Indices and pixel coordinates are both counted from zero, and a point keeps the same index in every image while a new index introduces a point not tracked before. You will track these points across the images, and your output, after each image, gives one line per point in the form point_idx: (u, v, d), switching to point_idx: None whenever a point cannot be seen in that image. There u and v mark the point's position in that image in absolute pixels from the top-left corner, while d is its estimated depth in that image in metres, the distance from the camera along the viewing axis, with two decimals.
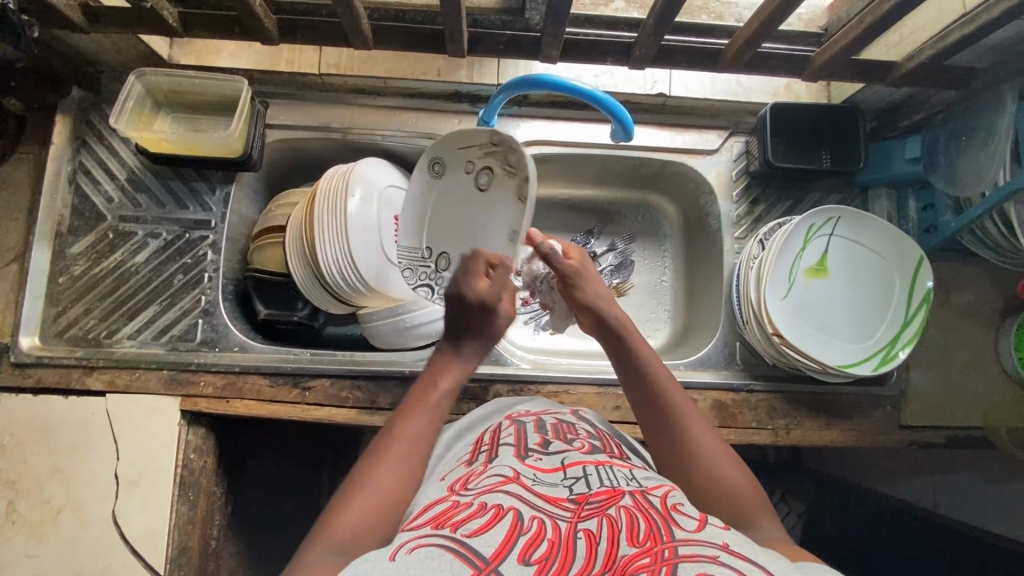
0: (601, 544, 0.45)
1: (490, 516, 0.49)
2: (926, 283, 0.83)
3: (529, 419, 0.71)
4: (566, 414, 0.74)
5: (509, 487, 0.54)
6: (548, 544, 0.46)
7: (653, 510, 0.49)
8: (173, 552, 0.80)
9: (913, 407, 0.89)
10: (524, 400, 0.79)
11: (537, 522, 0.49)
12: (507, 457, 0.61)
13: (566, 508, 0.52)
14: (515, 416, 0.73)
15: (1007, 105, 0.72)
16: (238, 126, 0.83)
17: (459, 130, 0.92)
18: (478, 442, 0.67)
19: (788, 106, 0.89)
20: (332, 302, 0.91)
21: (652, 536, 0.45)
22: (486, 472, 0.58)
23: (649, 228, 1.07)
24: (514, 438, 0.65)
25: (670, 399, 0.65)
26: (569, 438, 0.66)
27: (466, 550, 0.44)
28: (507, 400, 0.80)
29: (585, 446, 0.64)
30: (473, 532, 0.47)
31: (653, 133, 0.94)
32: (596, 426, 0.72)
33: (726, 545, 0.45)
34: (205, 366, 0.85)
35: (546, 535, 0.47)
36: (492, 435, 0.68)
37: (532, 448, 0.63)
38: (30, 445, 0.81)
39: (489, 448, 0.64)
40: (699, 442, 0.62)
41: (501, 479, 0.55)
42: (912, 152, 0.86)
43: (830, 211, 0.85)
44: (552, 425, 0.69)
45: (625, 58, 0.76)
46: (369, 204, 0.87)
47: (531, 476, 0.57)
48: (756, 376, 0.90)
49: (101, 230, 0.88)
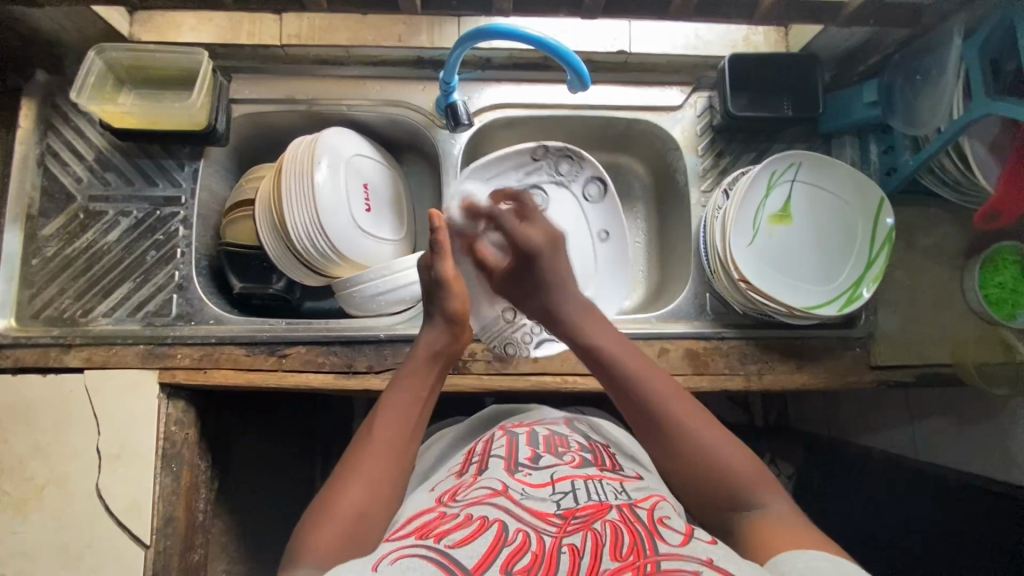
0: (584, 558, 0.48)
1: (475, 527, 0.52)
2: (888, 221, 0.85)
3: (521, 430, 0.75)
4: (560, 425, 0.78)
5: (497, 499, 0.56)
6: (531, 556, 0.48)
7: (639, 523, 0.53)
8: (159, 522, 0.81)
9: (883, 347, 0.90)
10: (523, 411, 0.85)
11: (521, 534, 0.51)
12: (498, 471, 0.64)
13: (553, 523, 0.53)
14: (508, 427, 0.77)
15: (954, 40, 0.73)
16: (200, 97, 0.84)
17: (425, 96, 0.93)
18: (471, 453, 0.73)
19: (746, 57, 0.90)
20: (306, 273, 0.91)
21: (635, 550, 0.48)
22: (475, 484, 0.61)
23: (622, 191, 1.08)
24: (505, 451, 0.69)
25: (641, 373, 0.66)
26: (560, 451, 0.69)
27: (448, 561, 0.47)
28: (502, 409, 0.86)
29: (575, 460, 0.67)
30: (457, 543, 0.50)
31: (617, 91, 0.96)
32: (589, 439, 0.75)
33: (710, 561, 0.48)
34: (180, 338, 0.86)
35: (529, 547, 0.49)
36: (484, 446, 0.72)
37: (522, 463, 0.66)
38: (11, 423, 0.81)
39: (480, 460, 0.69)
40: (682, 415, 0.62)
41: (488, 492, 0.58)
42: (869, 97, 0.87)
43: (791, 156, 0.86)
44: (543, 438, 0.73)
45: (577, 9, 0.77)
46: (337, 173, 0.88)
47: (519, 489, 0.59)
48: (727, 325, 0.91)
49: (71, 211, 0.89)
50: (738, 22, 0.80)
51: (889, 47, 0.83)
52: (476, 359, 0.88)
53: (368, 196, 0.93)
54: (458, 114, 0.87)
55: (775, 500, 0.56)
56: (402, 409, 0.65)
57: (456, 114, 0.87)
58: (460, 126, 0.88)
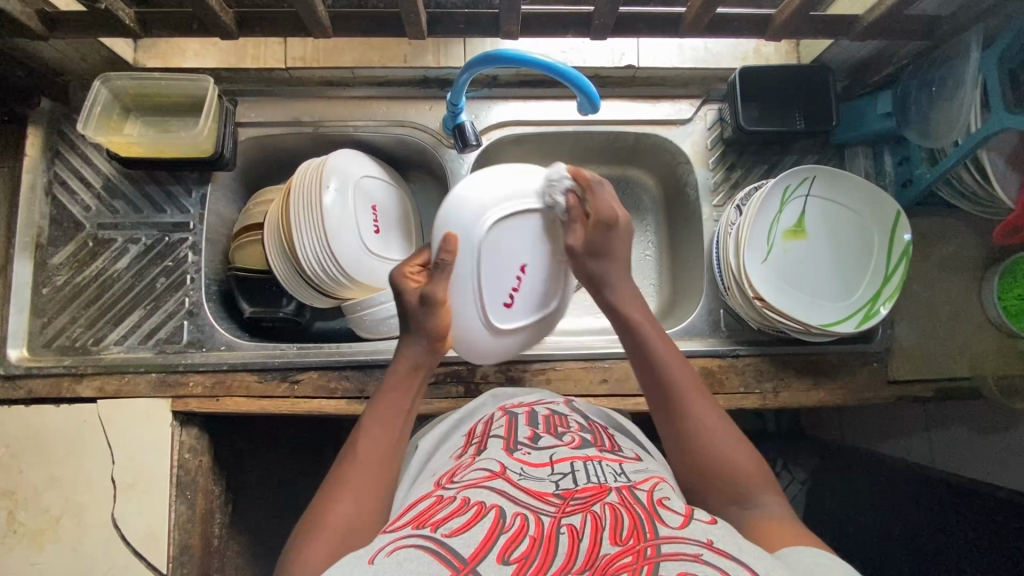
0: (584, 541, 0.43)
1: (472, 514, 0.47)
2: (905, 237, 0.83)
3: (521, 410, 0.68)
4: (560, 404, 0.70)
5: (494, 482, 0.51)
6: (529, 541, 0.44)
7: (638, 505, 0.48)
8: (175, 551, 0.81)
9: (899, 362, 0.89)
10: (525, 392, 0.77)
11: (520, 518, 0.46)
12: (496, 451, 0.58)
13: (552, 502, 0.49)
14: (507, 407, 0.70)
15: (973, 53, 0.71)
16: (207, 125, 0.83)
17: (432, 115, 0.93)
18: (470, 434, 0.66)
19: (757, 69, 0.88)
20: (317, 297, 0.90)
21: (635, 533, 0.44)
22: (472, 466, 0.56)
23: (631, 204, 1.07)
24: (504, 431, 0.62)
25: (672, 371, 0.63)
26: (560, 432, 0.62)
27: (446, 550, 0.43)
28: (507, 391, 0.78)
29: (576, 440, 0.60)
30: (453, 532, 0.45)
31: (626, 107, 0.95)
32: (589, 419, 0.68)
33: (709, 542, 0.44)
34: (193, 366, 0.86)
35: (527, 532, 0.44)
36: (484, 427, 0.66)
37: (521, 442, 0.60)
38: (24, 455, 0.81)
39: (479, 441, 0.62)
40: (703, 418, 0.59)
41: (485, 474, 0.53)
42: (884, 108, 0.85)
43: (805, 171, 0.85)
44: (543, 417, 0.65)
45: (586, 30, 0.78)
46: (345, 196, 0.86)
47: (517, 471, 0.54)
48: (741, 341, 0.90)
49: (80, 239, 0.89)
50: (750, 38, 0.81)
51: (904, 58, 0.82)
52: (489, 381, 0.87)
53: (376, 218, 0.91)
54: (465, 134, 0.85)
55: (775, 498, 0.54)
56: (383, 421, 0.62)
57: (463, 134, 0.85)
58: (469, 146, 0.86)
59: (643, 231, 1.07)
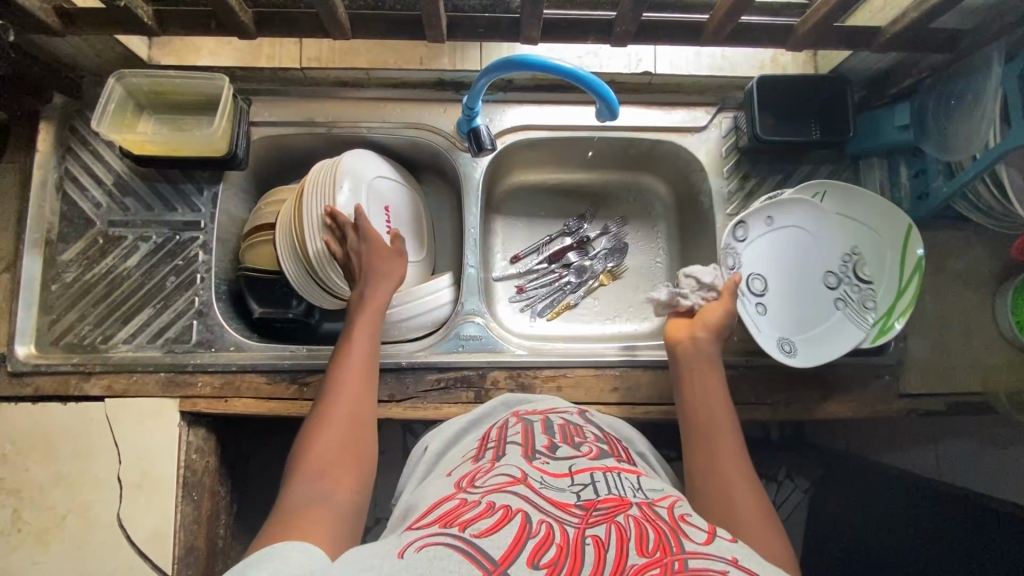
0: (610, 551, 0.43)
1: (498, 516, 0.46)
2: (917, 251, 0.82)
3: (537, 417, 0.68)
4: (573, 414, 0.70)
5: (516, 488, 0.51)
6: (557, 548, 0.43)
7: (661, 520, 0.48)
8: (181, 552, 0.80)
9: (912, 375, 0.89)
10: (538, 398, 0.76)
11: (545, 525, 0.46)
12: (515, 458, 0.57)
13: (575, 513, 0.48)
14: (521, 413, 0.70)
15: (995, 68, 0.70)
16: (221, 123, 0.83)
17: (446, 118, 0.92)
18: (484, 438, 0.65)
19: (777, 78, 0.87)
20: (327, 298, 0.90)
21: (662, 546, 0.44)
22: (493, 471, 0.55)
23: (642, 210, 1.06)
24: (522, 437, 0.62)
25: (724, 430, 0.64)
26: (577, 442, 0.62)
27: (475, 551, 0.42)
28: (515, 397, 0.77)
29: (593, 451, 0.60)
30: (482, 533, 0.44)
31: (642, 113, 0.94)
32: (604, 430, 0.67)
33: (735, 560, 0.44)
34: (202, 366, 0.85)
35: (554, 539, 0.44)
36: (498, 432, 0.65)
37: (539, 450, 0.59)
38: (31, 452, 0.80)
39: (495, 447, 0.61)
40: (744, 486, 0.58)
41: (508, 480, 0.52)
42: (901, 120, 0.85)
43: (819, 183, 0.85)
44: (559, 427, 0.65)
45: (606, 36, 0.77)
46: (358, 197, 0.86)
47: (538, 478, 0.53)
48: (753, 351, 0.90)
49: (90, 236, 0.88)
50: (770, 47, 0.80)
51: (924, 70, 0.81)
52: (499, 387, 0.86)
53: (389, 219, 0.91)
54: (480, 139, 0.85)
55: None
56: (354, 362, 0.67)
57: (478, 138, 0.85)
58: (483, 150, 0.87)
59: (654, 236, 1.06)
